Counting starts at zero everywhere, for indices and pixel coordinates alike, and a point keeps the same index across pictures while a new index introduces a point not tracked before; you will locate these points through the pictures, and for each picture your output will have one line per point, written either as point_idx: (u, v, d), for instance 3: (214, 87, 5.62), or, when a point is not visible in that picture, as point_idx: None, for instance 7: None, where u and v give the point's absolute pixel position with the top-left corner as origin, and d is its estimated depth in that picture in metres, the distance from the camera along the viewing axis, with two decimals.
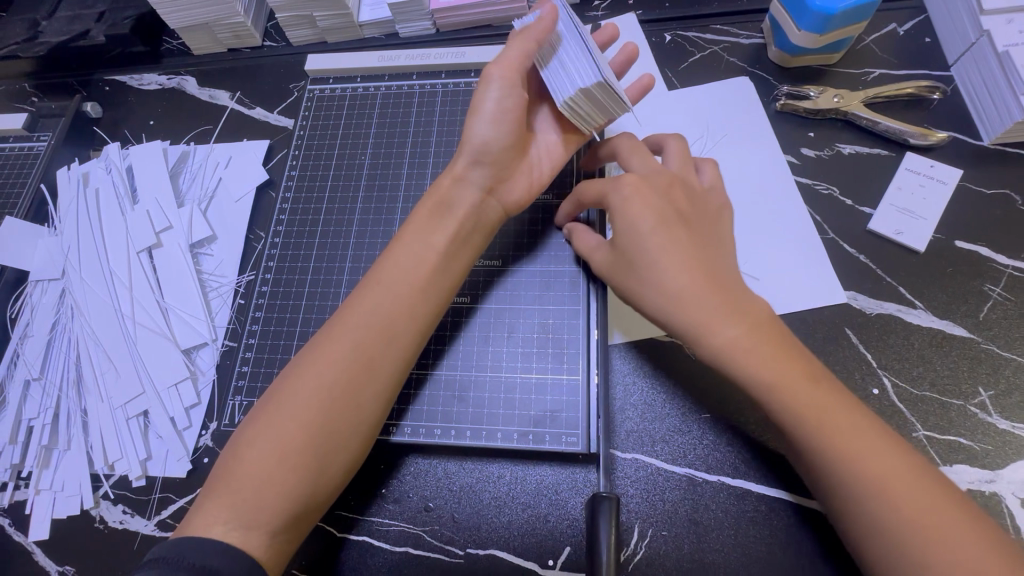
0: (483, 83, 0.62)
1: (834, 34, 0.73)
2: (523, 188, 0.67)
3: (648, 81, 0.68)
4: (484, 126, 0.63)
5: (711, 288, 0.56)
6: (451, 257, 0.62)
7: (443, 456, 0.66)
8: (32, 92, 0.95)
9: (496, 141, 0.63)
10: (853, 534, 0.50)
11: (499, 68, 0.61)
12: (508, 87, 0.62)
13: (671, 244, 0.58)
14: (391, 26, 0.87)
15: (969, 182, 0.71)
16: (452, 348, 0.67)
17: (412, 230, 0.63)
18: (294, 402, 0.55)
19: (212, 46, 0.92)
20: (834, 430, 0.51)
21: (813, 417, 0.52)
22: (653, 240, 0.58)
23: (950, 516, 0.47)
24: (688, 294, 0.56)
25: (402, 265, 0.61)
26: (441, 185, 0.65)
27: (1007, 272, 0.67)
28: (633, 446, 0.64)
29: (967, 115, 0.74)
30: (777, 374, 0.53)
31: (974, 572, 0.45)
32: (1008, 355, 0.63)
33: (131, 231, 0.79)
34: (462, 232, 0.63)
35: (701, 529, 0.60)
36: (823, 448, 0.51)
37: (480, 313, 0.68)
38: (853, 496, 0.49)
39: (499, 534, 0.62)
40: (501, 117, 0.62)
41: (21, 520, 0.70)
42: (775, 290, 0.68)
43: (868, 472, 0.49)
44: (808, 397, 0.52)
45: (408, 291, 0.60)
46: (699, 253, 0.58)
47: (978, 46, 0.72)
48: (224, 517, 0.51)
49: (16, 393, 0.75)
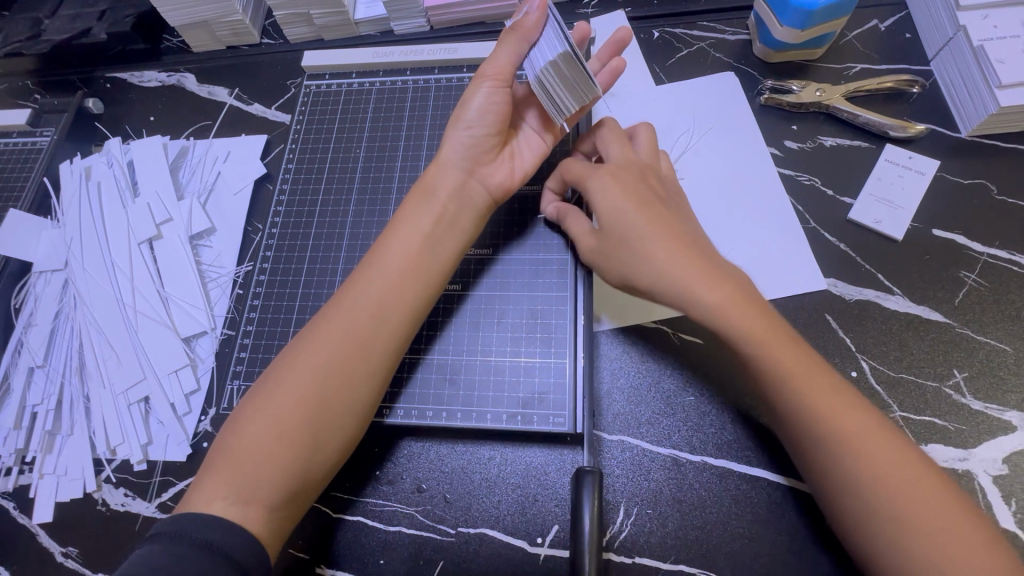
0: (475, 81, 0.67)
1: (814, 31, 0.75)
2: (506, 175, 0.69)
3: (619, 64, 0.70)
4: (472, 116, 0.66)
5: (696, 256, 0.59)
6: (442, 242, 0.64)
7: (435, 439, 0.68)
8: (35, 89, 0.97)
9: (482, 135, 0.67)
10: (837, 495, 0.52)
11: (490, 70, 0.65)
12: (497, 86, 0.66)
13: (655, 216, 0.61)
14: (386, 23, 0.89)
15: (946, 172, 0.73)
16: (444, 333, 0.69)
17: (403, 215, 0.66)
18: (290, 382, 0.57)
19: (210, 43, 0.94)
20: (815, 393, 0.53)
21: (798, 380, 0.54)
22: (638, 212, 0.61)
23: (920, 472, 0.50)
24: (677, 261, 0.58)
25: (394, 250, 0.63)
26: (430, 173, 0.68)
27: (982, 259, 0.69)
28: (619, 428, 0.66)
29: (945, 108, 0.76)
30: (764, 336, 0.55)
31: (943, 529, 0.48)
32: (982, 339, 0.66)
33: (132, 223, 0.81)
34: (450, 215, 0.65)
35: (685, 507, 0.62)
36: (809, 409, 0.53)
37: (471, 299, 0.70)
38: (836, 455, 0.51)
39: (489, 513, 0.64)
40: (489, 109, 0.66)
41: (25, 503, 0.71)
42: (757, 277, 0.70)
43: (848, 431, 0.52)
44: (791, 358, 0.54)
45: (400, 275, 0.62)
46: (679, 225, 0.61)
47: (955, 41, 0.74)
48: (224, 492, 0.53)
49: (21, 380, 0.77)
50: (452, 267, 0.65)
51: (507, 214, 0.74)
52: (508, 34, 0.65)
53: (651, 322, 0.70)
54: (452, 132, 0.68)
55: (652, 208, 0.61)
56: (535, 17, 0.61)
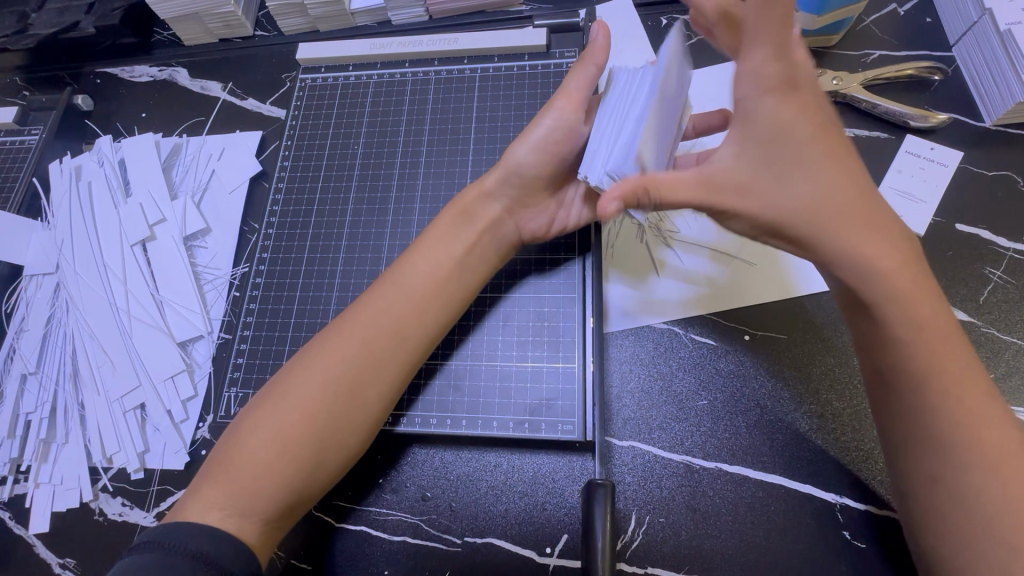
0: (544, 110, 0.63)
1: (832, 16, 0.71)
2: (544, 223, 0.66)
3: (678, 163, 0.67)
4: (526, 150, 0.63)
5: (871, 212, 0.50)
6: (473, 268, 0.63)
7: (440, 446, 0.66)
8: (23, 85, 0.95)
9: (533, 166, 0.63)
10: (936, 499, 0.48)
11: (560, 99, 0.61)
12: (562, 117, 0.61)
13: (826, 161, 0.51)
14: (383, 14, 0.86)
15: (970, 164, 0.70)
16: (467, 339, 0.66)
17: (435, 234, 0.63)
18: (295, 394, 0.55)
19: (203, 36, 0.91)
20: (971, 402, 0.48)
21: (959, 376, 0.48)
22: (806, 143, 0.51)
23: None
24: (845, 204, 0.50)
25: (418, 267, 0.61)
26: (469, 194, 0.64)
27: (1008, 255, 0.66)
28: (630, 433, 0.63)
29: (968, 97, 0.73)
30: (939, 326, 0.49)
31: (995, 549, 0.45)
32: (1008, 338, 0.63)
33: (124, 224, 0.78)
34: (482, 245, 0.63)
35: (700, 515, 0.60)
36: (949, 401, 0.48)
37: (500, 303, 0.67)
38: (971, 466, 0.47)
39: (497, 522, 0.62)
40: (546, 145, 0.62)
41: (21, 513, 0.70)
42: (771, 291, 0.67)
43: (993, 444, 0.47)
44: (957, 346, 0.49)
45: (422, 290, 0.60)
46: (857, 195, 0.50)
47: (980, 26, 0.71)
48: (221, 503, 0.51)
49: (13, 387, 0.75)
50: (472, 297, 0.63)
51: (540, 246, 0.69)
52: (580, 62, 0.63)
53: (738, 309, 0.67)
54: (503, 165, 0.64)
55: (831, 147, 0.51)
56: (601, 43, 0.62)
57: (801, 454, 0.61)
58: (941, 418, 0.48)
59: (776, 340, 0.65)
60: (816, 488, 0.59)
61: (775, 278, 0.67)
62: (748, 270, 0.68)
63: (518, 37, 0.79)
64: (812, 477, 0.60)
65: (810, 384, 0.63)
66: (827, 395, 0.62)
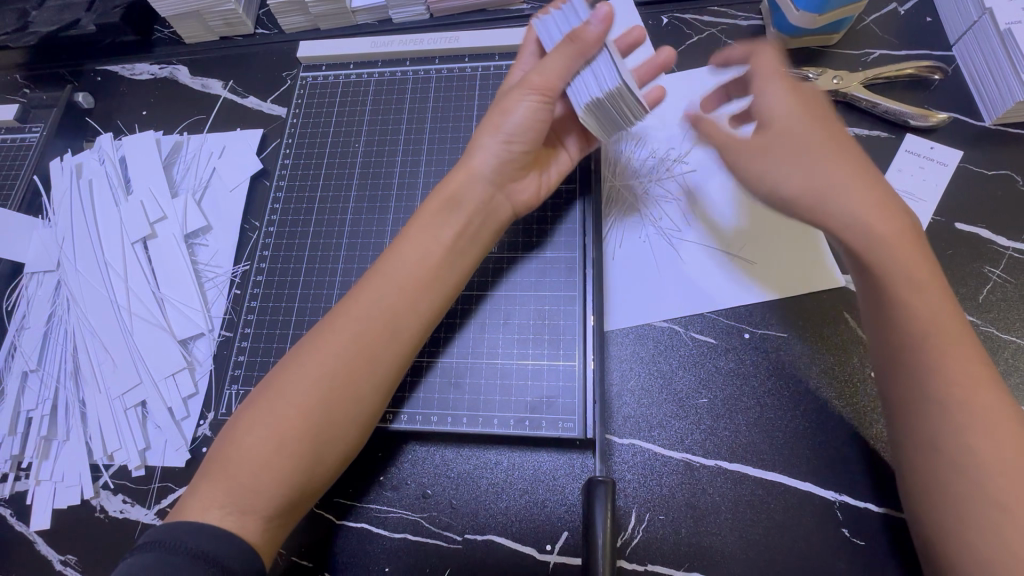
0: (520, 88, 0.60)
1: (832, 15, 0.71)
2: (532, 190, 0.67)
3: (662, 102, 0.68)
4: (511, 126, 0.61)
5: (877, 194, 0.53)
6: (467, 259, 0.63)
7: (441, 444, 0.66)
8: (23, 83, 0.95)
9: (519, 147, 0.62)
10: (931, 489, 0.48)
11: (539, 79, 0.58)
12: (543, 99, 0.59)
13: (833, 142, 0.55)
14: (384, 12, 0.86)
15: (970, 163, 0.70)
16: (463, 335, 0.66)
17: (420, 221, 0.62)
18: (292, 391, 0.55)
19: (204, 34, 0.90)
20: (967, 393, 0.48)
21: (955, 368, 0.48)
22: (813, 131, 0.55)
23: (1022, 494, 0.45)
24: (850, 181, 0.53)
25: (408, 256, 0.60)
26: (457, 176, 0.63)
27: (1007, 254, 0.66)
28: (630, 431, 0.64)
29: (968, 97, 0.73)
30: (940, 316, 0.50)
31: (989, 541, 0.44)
32: (1007, 337, 0.63)
33: (125, 221, 0.78)
34: (474, 228, 0.63)
35: (698, 512, 0.60)
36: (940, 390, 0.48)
37: (496, 298, 0.67)
38: (964, 457, 0.47)
39: (497, 519, 0.62)
40: (531, 125, 0.61)
41: (22, 510, 0.70)
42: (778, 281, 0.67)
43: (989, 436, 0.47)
44: (958, 334, 0.50)
45: (414, 281, 0.60)
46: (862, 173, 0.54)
47: (980, 25, 0.71)
48: (221, 501, 0.51)
49: (15, 384, 0.75)
50: (462, 283, 0.63)
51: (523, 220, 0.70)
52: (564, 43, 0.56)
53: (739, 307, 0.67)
54: (488, 140, 0.62)
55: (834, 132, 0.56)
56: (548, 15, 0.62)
57: (801, 451, 0.61)
58: (935, 411, 0.48)
59: (776, 338, 0.65)
60: (816, 486, 0.59)
61: (796, 226, 0.69)
62: (768, 225, 0.70)
63: (519, 36, 0.78)
64: (812, 475, 0.60)
65: (811, 381, 0.63)
66: (828, 393, 0.63)
